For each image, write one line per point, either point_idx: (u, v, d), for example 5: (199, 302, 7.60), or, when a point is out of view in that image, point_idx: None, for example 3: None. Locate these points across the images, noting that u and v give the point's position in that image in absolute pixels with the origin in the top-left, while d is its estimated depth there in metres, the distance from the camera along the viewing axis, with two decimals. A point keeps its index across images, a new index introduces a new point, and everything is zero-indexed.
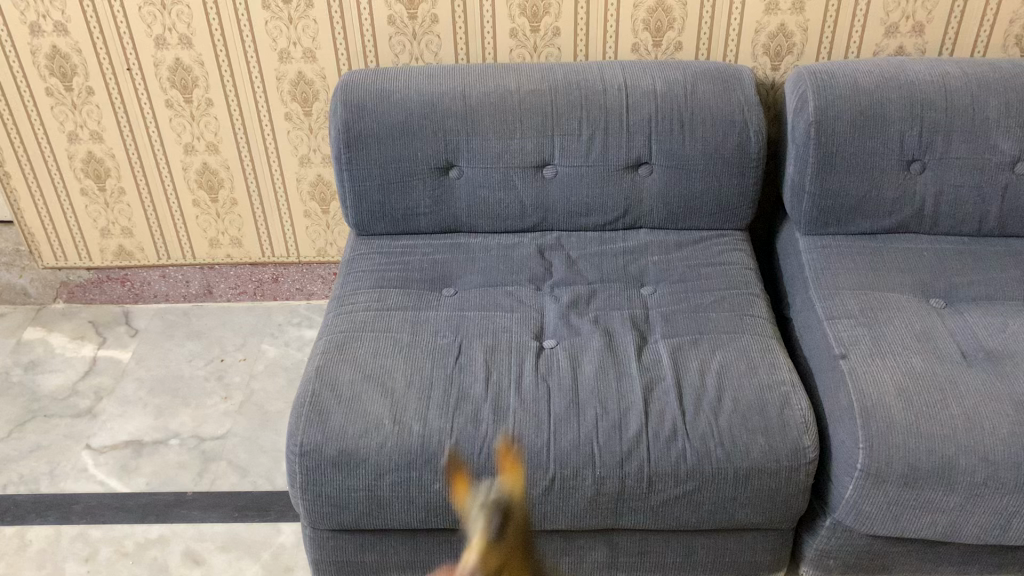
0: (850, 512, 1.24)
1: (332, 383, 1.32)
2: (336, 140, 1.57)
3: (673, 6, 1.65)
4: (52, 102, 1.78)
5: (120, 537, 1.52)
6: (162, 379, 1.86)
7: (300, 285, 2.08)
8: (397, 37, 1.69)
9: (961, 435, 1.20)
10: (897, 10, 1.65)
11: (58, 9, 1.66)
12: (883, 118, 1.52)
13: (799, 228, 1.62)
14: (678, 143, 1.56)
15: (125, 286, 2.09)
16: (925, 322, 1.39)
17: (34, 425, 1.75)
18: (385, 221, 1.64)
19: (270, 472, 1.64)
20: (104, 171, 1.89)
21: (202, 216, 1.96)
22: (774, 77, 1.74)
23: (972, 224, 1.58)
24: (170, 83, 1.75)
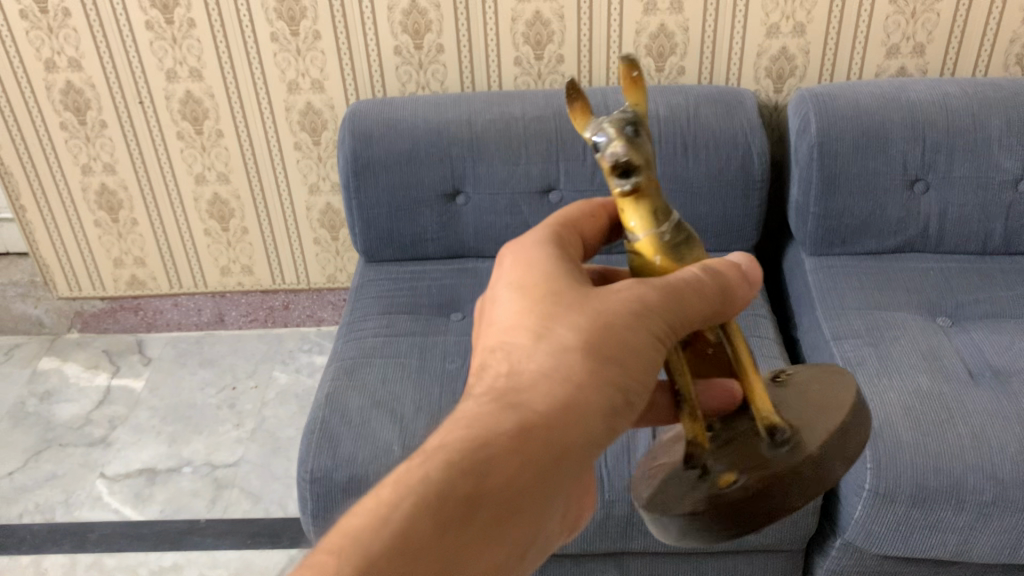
0: (860, 532, 1.24)
1: (342, 410, 1.33)
2: (344, 169, 1.59)
3: (675, 32, 1.67)
4: (66, 136, 1.82)
5: (135, 564, 1.53)
6: (175, 407, 1.88)
7: (311, 312, 2.10)
8: (403, 66, 1.72)
9: (969, 454, 1.20)
10: (897, 32, 1.66)
11: (72, 45, 1.69)
12: (885, 139, 1.52)
13: (804, 249, 1.63)
14: (682, 166, 1.57)
15: (138, 315, 2.11)
16: (932, 341, 1.40)
17: (49, 455, 1.77)
18: (394, 247, 1.67)
19: (283, 498, 1.65)
20: (117, 202, 1.92)
21: (213, 245, 1.99)
22: (777, 99, 1.75)
23: (977, 242, 1.59)
24: (181, 115, 1.78)
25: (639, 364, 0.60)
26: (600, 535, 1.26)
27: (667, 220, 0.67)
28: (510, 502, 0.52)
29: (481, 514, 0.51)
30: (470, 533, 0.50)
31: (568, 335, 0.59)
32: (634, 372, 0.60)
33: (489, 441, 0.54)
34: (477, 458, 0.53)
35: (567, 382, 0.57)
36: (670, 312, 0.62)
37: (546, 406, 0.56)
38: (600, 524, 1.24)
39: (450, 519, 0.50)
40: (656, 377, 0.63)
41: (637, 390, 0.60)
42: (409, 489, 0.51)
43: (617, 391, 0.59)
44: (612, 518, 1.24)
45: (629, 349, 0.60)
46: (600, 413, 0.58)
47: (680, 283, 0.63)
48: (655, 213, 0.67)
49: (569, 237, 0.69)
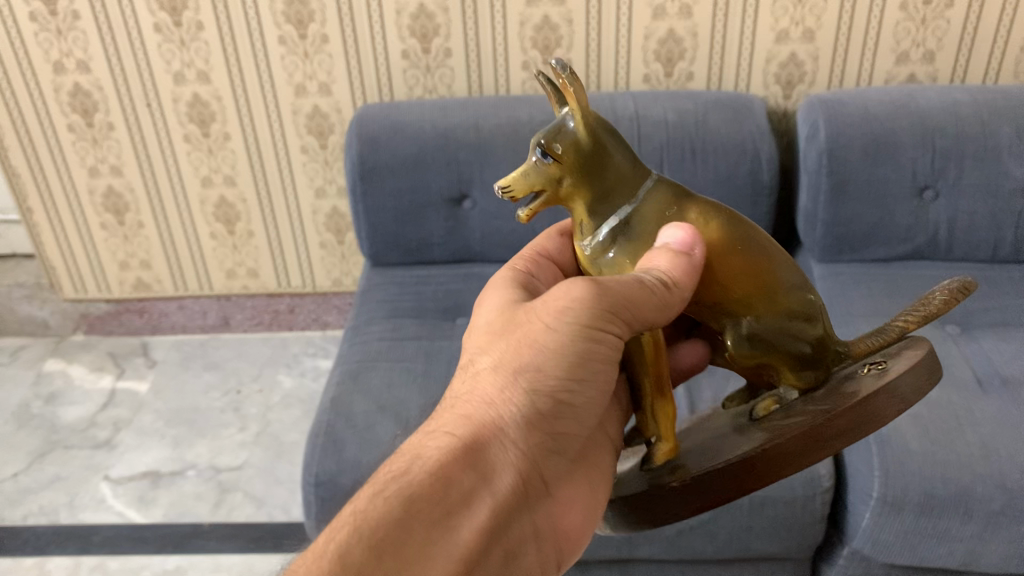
0: (867, 540, 1.24)
1: (346, 414, 1.32)
2: (352, 173, 1.59)
3: (684, 37, 1.66)
4: (73, 138, 1.82)
5: (138, 567, 1.52)
6: (179, 410, 1.87)
7: (316, 315, 2.09)
8: (411, 70, 1.71)
9: (977, 463, 1.18)
10: (907, 38, 1.65)
11: (81, 48, 1.69)
12: (894, 146, 1.52)
13: (813, 255, 1.62)
14: (690, 172, 1.56)
15: (143, 318, 2.11)
16: (940, 350, 1.39)
17: (53, 457, 1.77)
18: (400, 251, 1.67)
19: (286, 502, 1.64)
20: (123, 204, 1.92)
21: (219, 248, 1.99)
22: (786, 105, 1.75)
23: (987, 250, 1.58)
24: (188, 118, 1.78)
25: (561, 365, 0.68)
26: (606, 542, 1.25)
27: (595, 224, 0.71)
28: (441, 514, 0.63)
29: (411, 529, 0.61)
30: (407, 544, 0.61)
31: (486, 368, 0.70)
32: (559, 375, 0.68)
33: (417, 467, 0.65)
34: (408, 482, 0.64)
35: (488, 406, 0.68)
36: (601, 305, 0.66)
37: (472, 431, 0.67)
38: (606, 531, 1.24)
39: (383, 535, 0.60)
40: (594, 381, 0.69)
41: (562, 390, 0.68)
42: (346, 521, 0.62)
43: (539, 398, 0.68)
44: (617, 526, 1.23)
45: (546, 356, 0.68)
46: (523, 423, 0.67)
47: (630, 287, 0.65)
48: (583, 219, 0.71)
49: (521, 287, 0.79)
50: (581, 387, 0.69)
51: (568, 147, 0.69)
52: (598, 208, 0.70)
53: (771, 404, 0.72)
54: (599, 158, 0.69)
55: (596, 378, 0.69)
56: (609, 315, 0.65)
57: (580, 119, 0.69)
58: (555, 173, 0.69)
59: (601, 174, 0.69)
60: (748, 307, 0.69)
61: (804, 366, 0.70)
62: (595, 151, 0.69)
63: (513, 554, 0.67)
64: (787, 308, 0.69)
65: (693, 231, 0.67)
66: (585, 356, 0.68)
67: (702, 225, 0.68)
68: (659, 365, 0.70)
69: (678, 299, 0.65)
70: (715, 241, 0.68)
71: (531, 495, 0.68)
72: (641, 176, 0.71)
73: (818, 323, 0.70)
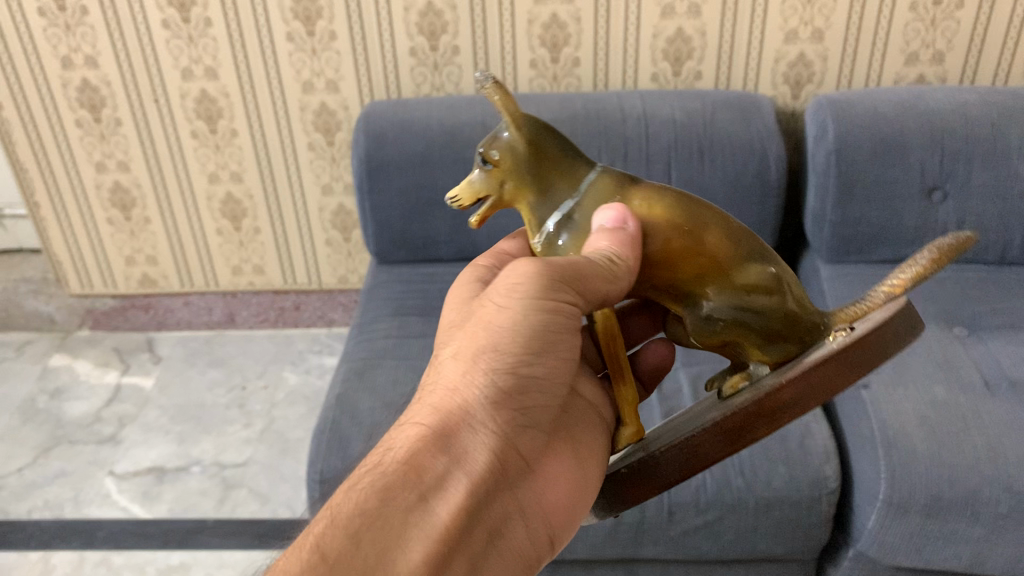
0: (872, 542, 1.23)
1: (351, 412, 1.32)
2: (359, 170, 1.58)
3: (692, 36, 1.66)
4: (81, 134, 1.82)
5: (142, 562, 1.52)
6: (184, 406, 1.87)
7: (321, 313, 2.09)
8: (418, 67, 1.71)
9: (985, 465, 1.18)
10: (916, 39, 1.65)
11: (89, 43, 1.69)
12: (902, 147, 1.51)
13: (821, 256, 1.62)
14: (698, 171, 1.56)
15: (149, 314, 2.11)
16: (948, 352, 1.38)
17: (59, 452, 1.77)
18: (406, 248, 1.66)
19: (291, 499, 1.64)
20: (130, 200, 1.93)
21: (226, 245, 1.98)
22: (794, 105, 1.74)
23: (995, 252, 1.57)
24: (195, 114, 1.78)
25: (516, 342, 0.69)
26: (611, 541, 1.25)
27: (540, 218, 0.73)
28: (416, 498, 0.64)
29: (384, 516, 0.63)
30: (384, 532, 0.62)
31: (446, 356, 0.71)
32: (514, 353, 0.69)
33: (389, 457, 0.66)
34: (381, 472, 0.65)
35: (451, 391, 0.69)
36: (552, 274, 0.67)
37: (439, 414, 0.68)
38: (611, 531, 1.24)
39: (358, 524, 0.62)
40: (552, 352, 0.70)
41: (522, 364, 0.69)
42: (326, 516, 0.64)
43: (499, 376, 0.68)
44: (622, 525, 1.23)
45: (501, 336, 0.69)
46: (489, 400, 0.68)
47: (583, 258, 0.68)
48: (529, 215, 0.74)
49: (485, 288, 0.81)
50: (539, 360, 0.70)
51: (501, 153, 0.72)
52: (541, 204, 0.72)
53: (740, 381, 0.72)
54: (532, 157, 0.71)
55: (554, 350, 0.70)
56: (559, 282, 0.67)
57: (511, 124, 0.72)
58: (492, 178, 0.72)
59: (538, 172, 0.71)
60: (701, 284, 0.68)
61: (771, 342, 0.69)
62: (526, 152, 0.71)
63: (497, 531, 0.68)
64: (743, 284, 0.68)
65: (623, 210, 0.68)
66: (540, 329, 0.69)
67: (646, 211, 0.69)
68: (616, 353, 0.73)
69: (625, 268, 0.66)
70: (660, 223, 0.68)
71: (510, 473, 0.69)
72: (584, 168, 0.73)
73: (777, 294, 0.69)
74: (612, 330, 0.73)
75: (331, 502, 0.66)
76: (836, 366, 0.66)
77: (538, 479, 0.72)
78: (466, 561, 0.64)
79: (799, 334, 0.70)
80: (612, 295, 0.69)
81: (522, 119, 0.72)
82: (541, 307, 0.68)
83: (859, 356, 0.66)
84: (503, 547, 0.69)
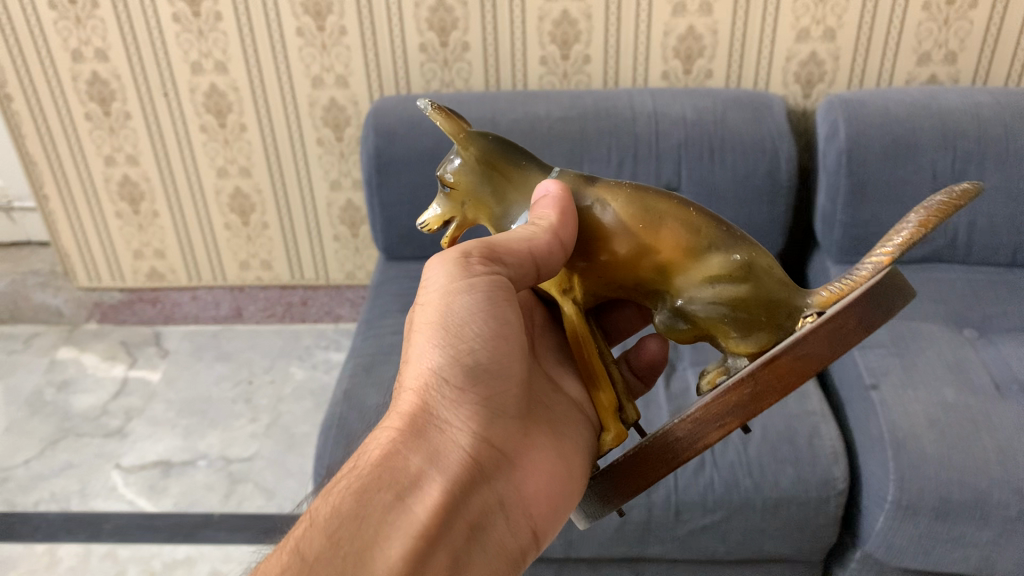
0: (881, 544, 1.22)
1: (358, 407, 1.32)
2: (369, 166, 1.58)
3: (703, 34, 1.65)
4: (90, 127, 1.82)
5: (148, 556, 1.52)
6: (191, 400, 1.88)
7: (329, 308, 2.09)
8: (428, 63, 1.71)
9: (994, 468, 1.17)
10: (929, 39, 1.64)
11: (99, 36, 1.69)
12: (914, 148, 1.50)
13: (830, 256, 1.61)
14: (708, 170, 1.55)
15: (156, 307, 2.12)
16: (958, 354, 1.38)
17: (66, 444, 1.77)
18: (414, 245, 1.66)
19: (296, 494, 1.64)
20: (138, 194, 1.92)
21: (234, 239, 1.98)
22: (805, 104, 1.73)
23: (1007, 254, 1.56)
24: (205, 108, 1.78)
25: (463, 332, 0.68)
26: (617, 540, 1.25)
27: (506, 228, 0.74)
28: (393, 497, 0.62)
29: (365, 518, 0.61)
30: (363, 530, 0.60)
31: (404, 357, 0.71)
32: (462, 342, 0.68)
33: (362, 462, 0.65)
34: (353, 477, 0.64)
35: (409, 389, 0.68)
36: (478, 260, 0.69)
37: (403, 411, 0.67)
38: (617, 530, 1.23)
39: (336, 530, 0.60)
40: (500, 335, 0.70)
41: (469, 352, 0.68)
42: (304, 526, 0.62)
43: (450, 367, 0.68)
44: (629, 524, 1.23)
45: (443, 330, 0.69)
46: (446, 393, 0.67)
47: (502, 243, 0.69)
48: (496, 225, 0.75)
49: None
50: (488, 347, 0.69)
51: (454, 178, 0.72)
52: (504, 215, 0.73)
53: (718, 375, 0.69)
54: (484, 175, 0.71)
55: (497, 335, 0.70)
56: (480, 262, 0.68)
57: (458, 147, 0.71)
58: (451, 203, 0.73)
59: (494, 188, 0.72)
60: (662, 279, 0.68)
61: (740, 330, 0.67)
62: (477, 172, 0.71)
63: (479, 525, 0.67)
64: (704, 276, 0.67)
65: (544, 182, 0.70)
66: (478, 312, 0.68)
67: (598, 203, 0.69)
68: (587, 355, 0.73)
69: (544, 235, 0.66)
70: (615, 222, 0.68)
71: (483, 466, 0.68)
72: (538, 172, 0.72)
73: (743, 281, 0.66)
74: (582, 332, 0.72)
75: (310, 512, 0.64)
76: (808, 349, 0.63)
77: (515, 472, 0.71)
78: (450, 557, 0.63)
79: (772, 318, 0.66)
80: (541, 257, 0.67)
81: (469, 137, 0.72)
82: (467, 289, 0.68)
83: (825, 344, 0.63)
84: (486, 542, 0.67)
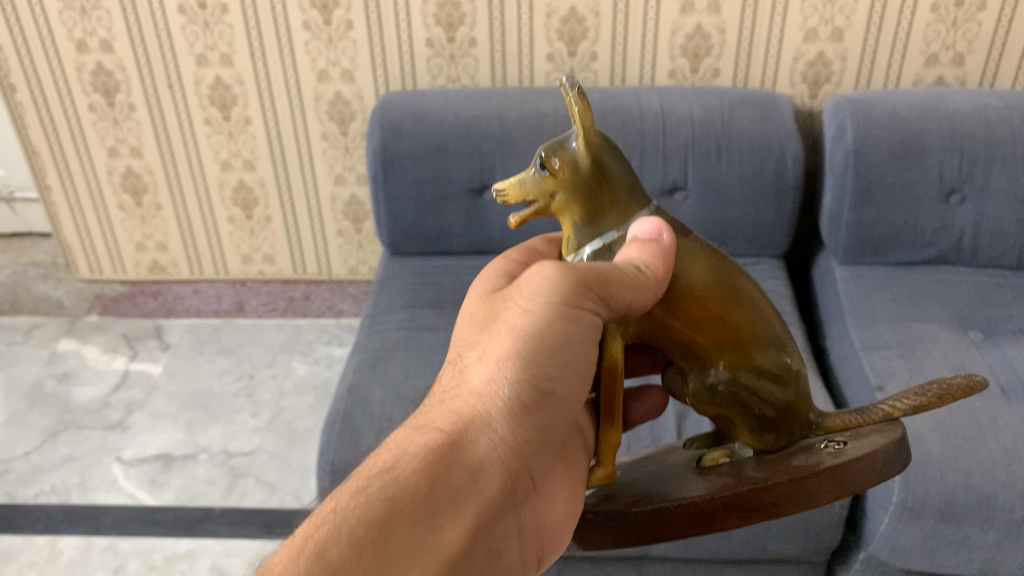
0: (885, 546, 1.22)
1: (363, 402, 1.33)
2: (374, 161, 1.57)
3: (711, 33, 1.65)
4: (94, 118, 1.81)
5: (149, 550, 1.52)
6: (192, 394, 1.87)
7: (331, 303, 2.07)
8: (435, 58, 1.70)
9: (999, 470, 1.18)
10: (937, 40, 1.63)
11: (104, 27, 1.68)
12: (922, 149, 1.50)
13: (835, 257, 1.61)
14: (714, 169, 1.55)
15: (158, 301, 2.10)
16: (964, 356, 1.38)
17: (66, 437, 1.77)
18: (419, 241, 1.65)
19: (298, 489, 1.64)
20: (142, 186, 1.91)
21: (236, 233, 1.97)
22: (811, 105, 1.73)
23: (1013, 256, 1.55)
24: (210, 101, 1.77)
25: (537, 352, 0.64)
26: None
27: (580, 239, 0.71)
28: (424, 521, 0.57)
29: (392, 534, 0.56)
30: (389, 539, 0.56)
31: (470, 362, 0.67)
32: (532, 363, 0.64)
33: (401, 464, 0.60)
34: (387, 480, 0.59)
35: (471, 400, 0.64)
36: (575, 279, 0.63)
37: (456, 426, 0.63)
38: None
39: (361, 539, 0.56)
40: (581, 363, 0.65)
41: (544, 379, 0.64)
42: (327, 518, 0.58)
43: (521, 389, 0.64)
44: None
45: (517, 346, 0.65)
46: (507, 415, 0.63)
47: (609, 267, 0.64)
48: (572, 233, 0.72)
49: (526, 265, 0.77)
50: (563, 375, 0.65)
51: (565, 165, 0.69)
52: (589, 228, 0.71)
53: (721, 457, 0.72)
54: (592, 182, 0.69)
55: (576, 364, 0.65)
56: (583, 288, 0.63)
57: (583, 139, 0.69)
58: (549, 185, 0.70)
59: (596, 197, 0.69)
60: (718, 353, 0.67)
61: (764, 430, 0.70)
62: (587, 178, 0.69)
63: (499, 558, 0.62)
64: (759, 364, 0.67)
65: (662, 222, 0.67)
66: (567, 342, 0.64)
67: (690, 263, 0.68)
68: (613, 394, 0.67)
69: (654, 281, 0.63)
70: (695, 282, 0.67)
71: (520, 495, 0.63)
72: (639, 206, 0.71)
73: (789, 385, 0.69)
74: (616, 368, 0.67)
75: (335, 500, 0.59)
76: (836, 479, 0.64)
77: (541, 500, 0.64)
78: None
79: (791, 429, 0.71)
80: (638, 305, 0.65)
81: (595, 137, 0.70)
82: (562, 315, 0.64)
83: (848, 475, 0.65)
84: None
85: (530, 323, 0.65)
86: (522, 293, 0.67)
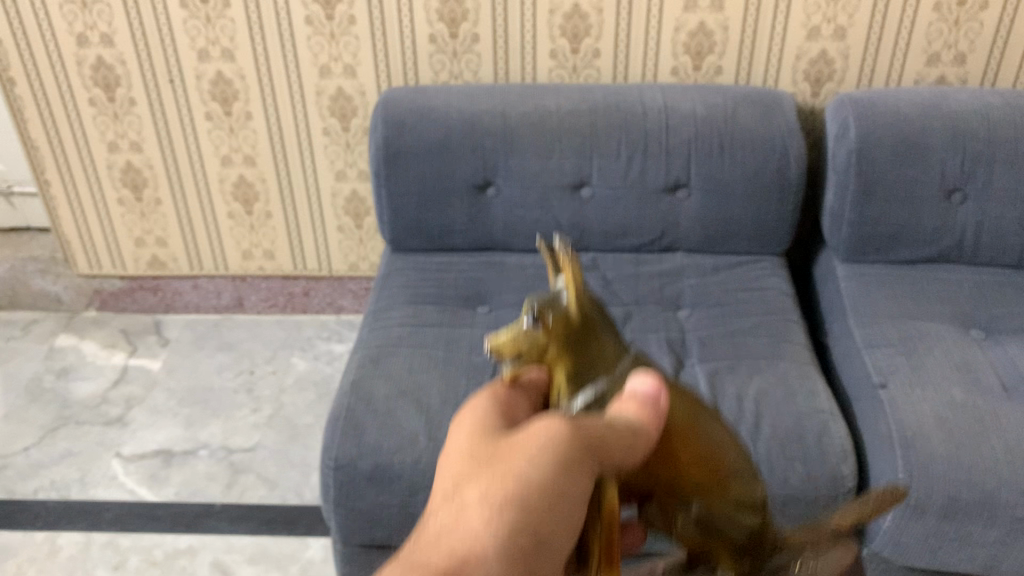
0: (888, 543, 1.22)
1: (367, 398, 1.33)
2: (376, 156, 1.57)
3: (714, 30, 1.65)
4: (94, 112, 1.81)
5: (150, 546, 1.52)
6: (192, 390, 1.87)
7: (331, 299, 2.06)
8: (437, 54, 1.70)
9: (1004, 467, 1.18)
10: (939, 39, 1.64)
11: (105, 21, 1.68)
12: (924, 148, 1.50)
13: (837, 255, 1.60)
14: (717, 167, 1.55)
15: (157, 296, 2.09)
16: (966, 354, 1.38)
17: (65, 432, 1.76)
18: (421, 237, 1.63)
19: (300, 485, 1.65)
20: (142, 180, 1.90)
21: (237, 228, 1.96)
22: (814, 103, 1.73)
23: (1015, 255, 1.55)
24: (211, 96, 1.77)
25: (540, 498, 0.53)
26: None
27: (573, 389, 0.74)
28: None
29: None
30: None
31: (458, 504, 0.53)
32: (534, 511, 0.52)
33: None
34: None
35: (460, 544, 0.50)
36: (580, 436, 0.57)
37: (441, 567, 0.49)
38: None
39: None
40: (575, 523, 0.55)
41: (544, 531, 0.52)
42: None
43: (520, 538, 0.51)
44: None
45: (521, 505, 0.52)
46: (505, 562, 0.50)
47: (609, 427, 0.59)
48: (564, 385, 0.74)
49: (504, 415, 0.66)
50: (559, 532, 0.53)
51: (558, 319, 0.78)
52: (577, 380, 0.74)
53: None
54: (580, 333, 0.77)
55: (574, 520, 0.54)
56: (587, 445, 0.57)
57: (572, 295, 0.80)
58: (542, 337, 0.76)
59: (582, 348, 0.76)
60: (695, 492, 0.64)
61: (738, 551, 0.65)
62: (576, 325, 0.78)
63: None
64: (735, 498, 0.65)
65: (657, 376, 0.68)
66: (567, 497, 0.54)
67: (677, 410, 0.67)
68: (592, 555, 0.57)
69: (646, 437, 0.61)
70: (677, 421, 0.66)
71: None
72: (622, 361, 0.77)
73: (753, 509, 0.66)
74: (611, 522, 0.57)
75: None
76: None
77: None
78: None
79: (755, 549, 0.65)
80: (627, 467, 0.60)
81: (584, 298, 0.81)
82: (569, 464, 0.55)
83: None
84: None
85: (534, 473, 0.54)
86: (517, 455, 0.56)
